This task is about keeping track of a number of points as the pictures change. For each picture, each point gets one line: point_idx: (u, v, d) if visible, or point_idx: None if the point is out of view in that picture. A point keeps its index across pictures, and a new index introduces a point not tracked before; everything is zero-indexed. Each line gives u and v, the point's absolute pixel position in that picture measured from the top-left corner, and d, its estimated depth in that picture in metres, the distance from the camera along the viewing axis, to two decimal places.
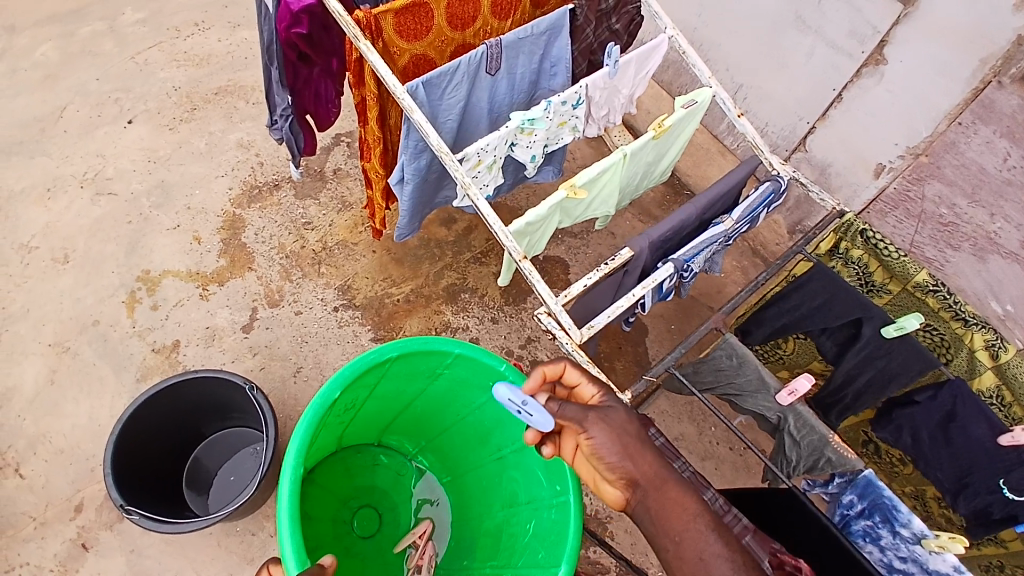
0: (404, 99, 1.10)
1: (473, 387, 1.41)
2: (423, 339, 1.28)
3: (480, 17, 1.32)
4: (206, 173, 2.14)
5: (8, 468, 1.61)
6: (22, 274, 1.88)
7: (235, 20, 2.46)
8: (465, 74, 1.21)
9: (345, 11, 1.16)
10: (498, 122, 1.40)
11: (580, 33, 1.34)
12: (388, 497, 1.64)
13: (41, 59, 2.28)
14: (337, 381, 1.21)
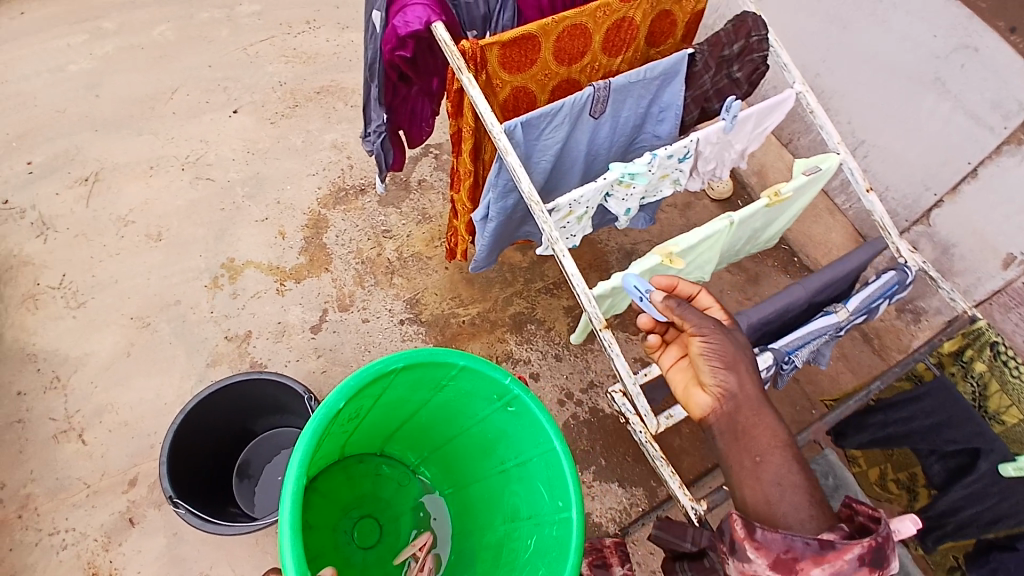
0: (499, 140, 1.05)
1: (476, 398, 1.34)
2: (431, 350, 1.20)
3: (589, 54, 1.29)
4: (299, 170, 2.20)
5: (73, 432, 1.66)
6: (116, 245, 1.96)
7: (343, 22, 2.55)
8: (568, 115, 1.15)
9: (452, 40, 1.12)
10: (593, 166, 1.34)
11: (696, 79, 1.26)
12: (390, 507, 1.57)
13: (159, 38, 2.39)
14: (342, 391, 1.12)
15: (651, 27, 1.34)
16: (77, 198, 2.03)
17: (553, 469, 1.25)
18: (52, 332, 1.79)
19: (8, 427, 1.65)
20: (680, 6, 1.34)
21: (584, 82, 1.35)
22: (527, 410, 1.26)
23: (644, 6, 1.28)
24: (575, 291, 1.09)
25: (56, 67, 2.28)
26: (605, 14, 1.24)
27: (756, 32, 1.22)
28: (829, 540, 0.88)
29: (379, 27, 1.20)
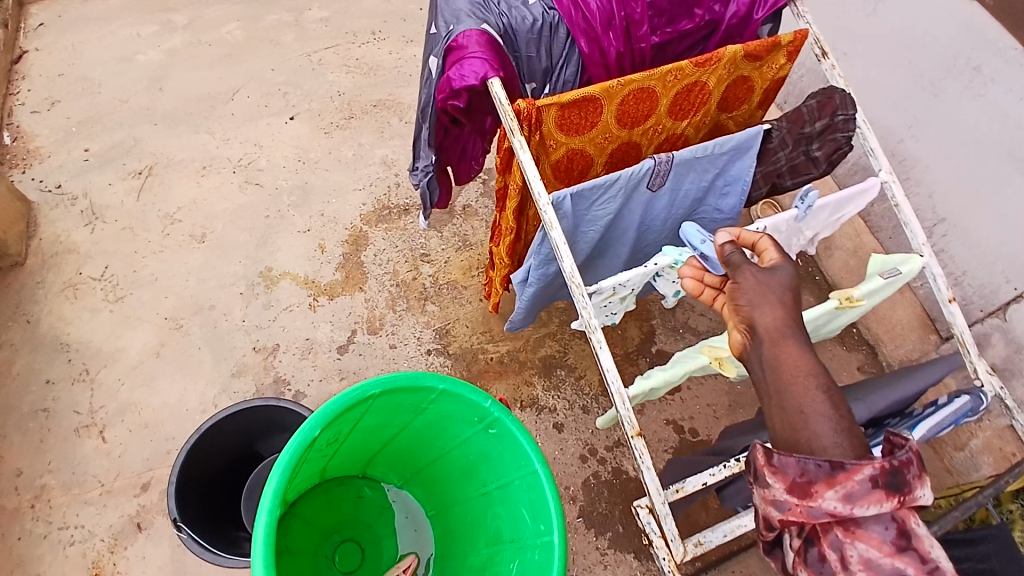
0: (545, 212, 1.01)
1: (457, 421, 1.30)
2: (410, 374, 1.16)
3: (654, 117, 1.27)
4: (346, 183, 2.19)
5: (95, 428, 1.67)
6: (160, 243, 1.98)
7: (408, 35, 2.54)
8: (622, 189, 1.12)
9: (507, 99, 1.11)
10: (646, 237, 1.30)
11: (769, 155, 1.25)
12: (371, 530, 1.54)
13: (227, 37, 2.42)
14: (317, 418, 1.08)
15: (726, 92, 1.31)
16: (129, 190, 2.06)
17: (536, 491, 1.21)
18: (88, 324, 1.82)
19: (33, 415, 1.68)
20: (760, 71, 1.30)
21: (645, 143, 1.33)
22: (508, 433, 1.22)
23: (720, 71, 1.25)
24: (609, 389, 1.00)
25: (125, 57, 2.32)
26: (676, 79, 1.21)
27: (842, 111, 1.17)
28: (842, 460, 0.73)
29: (436, 73, 1.22)
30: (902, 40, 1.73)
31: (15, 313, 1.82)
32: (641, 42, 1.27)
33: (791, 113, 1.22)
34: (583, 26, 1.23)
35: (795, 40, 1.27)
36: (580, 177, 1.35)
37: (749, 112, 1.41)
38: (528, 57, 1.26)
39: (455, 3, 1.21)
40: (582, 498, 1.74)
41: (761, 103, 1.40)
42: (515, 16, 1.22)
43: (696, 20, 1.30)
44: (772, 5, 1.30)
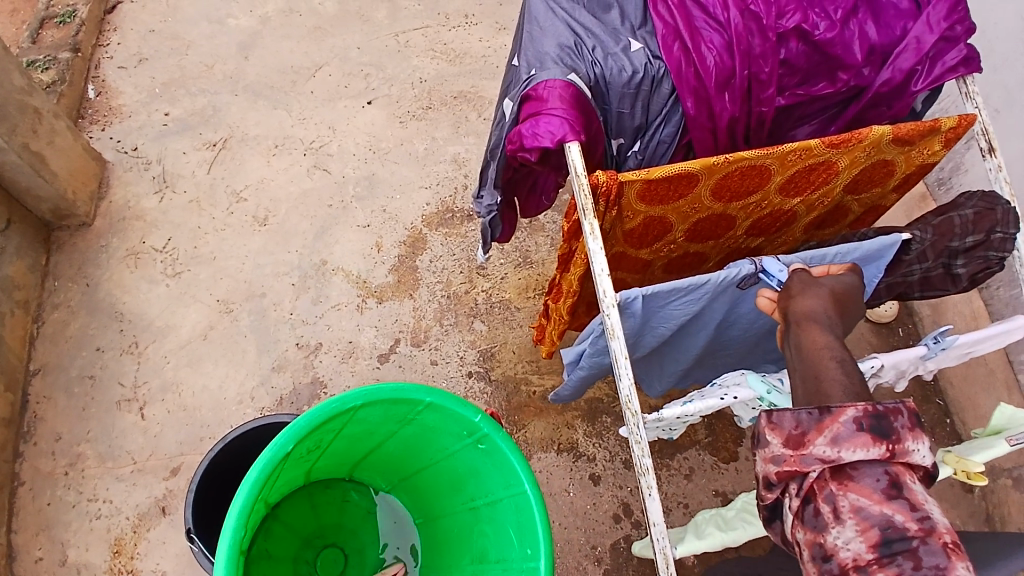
0: (610, 317, 0.92)
1: (445, 433, 1.16)
2: (396, 387, 1.03)
3: (760, 193, 1.11)
4: (414, 180, 2.11)
5: (136, 402, 1.72)
6: (223, 221, 1.98)
7: (502, 23, 2.39)
8: (708, 291, 1.03)
9: (585, 168, 0.98)
10: (729, 332, 1.20)
11: (901, 266, 1.13)
12: (356, 538, 1.38)
13: (319, 8, 2.35)
14: (292, 433, 0.97)
15: (857, 173, 1.14)
16: (202, 161, 2.07)
17: (523, 512, 1.08)
18: (144, 295, 1.85)
19: (80, 381, 1.73)
20: (905, 155, 1.12)
21: (740, 216, 1.17)
22: (498, 451, 1.08)
23: (856, 153, 1.07)
24: (654, 544, 0.89)
25: (217, 19, 2.30)
26: (799, 158, 1.04)
27: (1002, 227, 1.07)
28: (827, 405, 0.80)
29: (509, 118, 1.09)
30: None
31: (76, 274, 1.86)
32: (762, 105, 1.10)
33: (941, 220, 1.10)
34: (694, 84, 1.06)
35: (957, 126, 1.08)
36: (655, 242, 1.19)
37: (878, 193, 1.23)
38: (619, 111, 1.11)
39: (542, 43, 1.08)
40: (608, 563, 1.66)
41: (898, 186, 1.22)
42: (611, 66, 1.07)
43: (837, 85, 1.12)
44: (936, 79, 1.08)
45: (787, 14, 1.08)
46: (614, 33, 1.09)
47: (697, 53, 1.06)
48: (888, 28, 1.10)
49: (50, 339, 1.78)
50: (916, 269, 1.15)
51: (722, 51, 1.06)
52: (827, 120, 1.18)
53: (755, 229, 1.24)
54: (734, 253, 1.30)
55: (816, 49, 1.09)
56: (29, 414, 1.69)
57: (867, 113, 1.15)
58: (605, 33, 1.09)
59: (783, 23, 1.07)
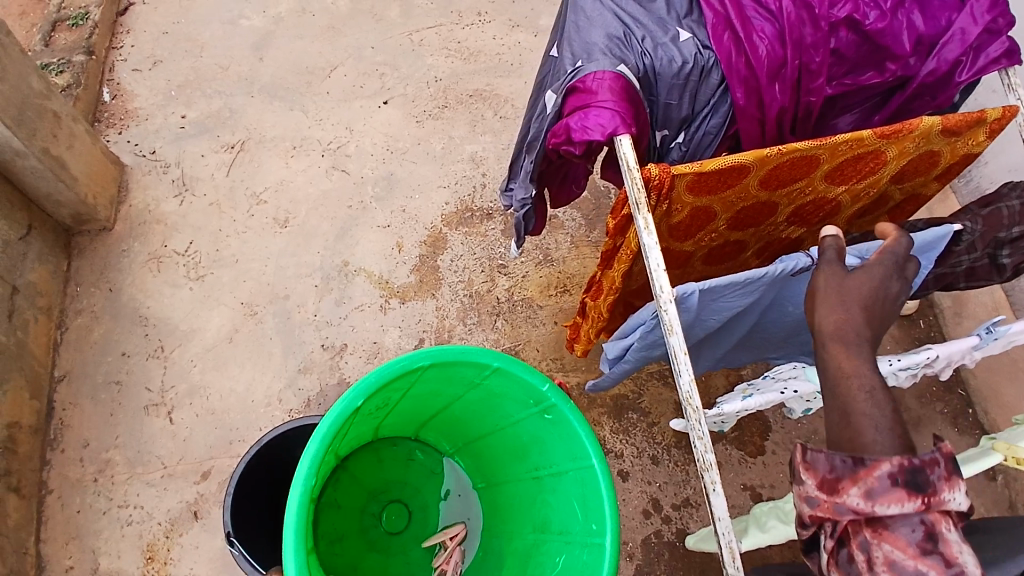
0: (667, 313, 0.96)
1: (509, 401, 1.18)
2: (460, 350, 1.05)
3: (805, 180, 1.16)
4: (432, 180, 2.11)
5: (163, 407, 1.72)
6: (244, 224, 1.99)
7: (515, 20, 2.39)
8: (761, 286, 1.06)
9: (637, 162, 1.01)
10: (773, 318, 1.22)
11: (952, 257, 1.25)
12: (421, 495, 1.41)
13: (332, 7, 2.35)
14: (361, 389, 1.00)
15: (903, 163, 1.19)
16: (220, 164, 2.07)
17: (587, 486, 1.09)
18: (168, 299, 1.85)
19: (106, 386, 1.74)
20: (951, 144, 1.17)
21: (783, 203, 1.22)
22: (565, 422, 1.09)
23: (904, 143, 1.12)
24: (720, 539, 0.91)
25: (229, 20, 2.29)
26: (848, 149, 1.09)
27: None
28: (863, 456, 0.75)
29: (552, 111, 1.10)
30: None
31: (98, 280, 1.87)
32: (812, 94, 1.13)
33: (988, 211, 1.20)
34: (744, 74, 1.09)
35: (1001, 118, 1.12)
36: (699, 233, 1.24)
37: (919, 181, 1.28)
38: (666, 103, 1.13)
39: (590, 34, 1.09)
40: (640, 556, 1.68)
41: (939, 175, 1.27)
42: (661, 57, 1.08)
43: (885, 75, 1.15)
44: (981, 69, 1.11)
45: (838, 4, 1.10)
46: (662, 23, 1.10)
47: (749, 42, 1.09)
48: (933, 19, 1.12)
49: (74, 345, 1.78)
50: (963, 261, 1.27)
51: (774, 41, 1.09)
52: (871, 109, 1.22)
53: (796, 215, 1.29)
54: (771, 240, 1.37)
55: (866, 39, 1.12)
56: (55, 421, 1.70)
57: (912, 102, 1.18)
58: (653, 23, 1.10)
59: (834, 13, 1.10)
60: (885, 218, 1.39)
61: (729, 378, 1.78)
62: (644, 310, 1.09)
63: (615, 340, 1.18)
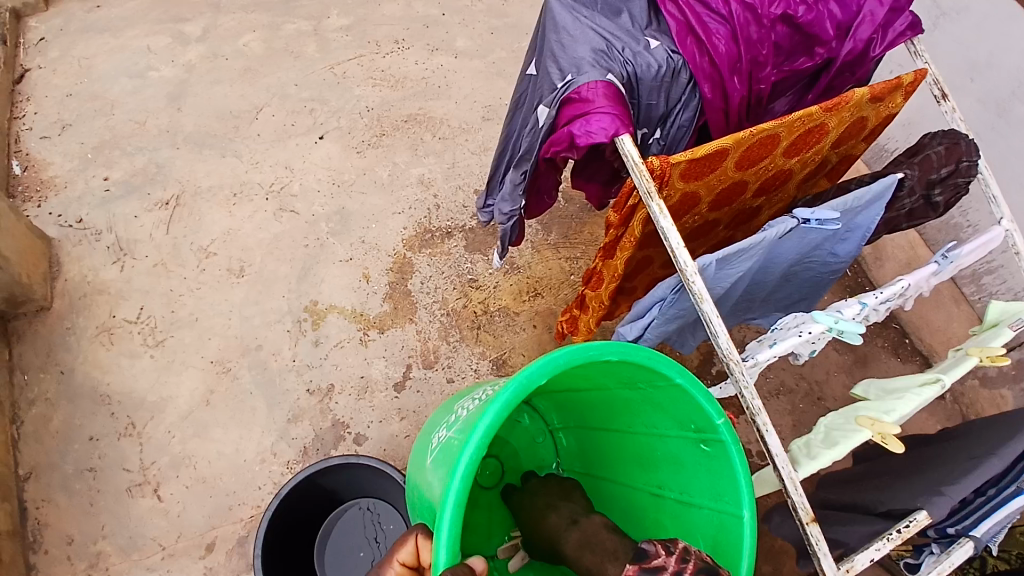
0: (695, 283, 1.02)
1: (664, 414, 1.10)
2: (650, 354, 0.96)
3: (769, 158, 1.23)
4: (385, 207, 2.09)
5: (148, 486, 1.65)
6: (196, 279, 1.89)
7: (434, 44, 2.40)
8: (759, 250, 1.13)
9: (639, 154, 1.06)
10: (764, 276, 1.28)
11: (896, 203, 1.28)
12: (519, 457, 1.38)
13: (245, 49, 2.29)
14: (545, 367, 0.93)
15: (842, 130, 1.28)
16: (157, 222, 1.96)
17: (726, 533, 1.03)
18: (127, 371, 1.76)
19: (79, 476, 1.64)
20: (876, 109, 1.27)
21: (751, 180, 1.28)
22: (724, 458, 1.02)
23: (842, 113, 1.22)
24: (780, 472, 1.00)
25: (137, 73, 2.19)
26: (803, 124, 1.17)
27: (968, 157, 1.23)
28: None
29: (547, 122, 1.15)
30: (969, 58, 1.82)
31: (45, 363, 1.75)
32: (762, 83, 1.24)
33: (920, 158, 1.26)
34: (709, 71, 1.18)
35: (914, 81, 1.25)
36: (684, 215, 1.29)
37: (849, 144, 1.37)
38: (648, 104, 1.21)
39: (575, 49, 1.14)
40: None
41: (866, 137, 1.38)
42: (640, 64, 1.15)
43: (815, 59, 1.25)
44: (891, 42, 1.24)
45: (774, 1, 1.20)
46: (632, 35, 1.17)
47: (710, 43, 1.17)
48: (847, 6, 1.23)
49: (33, 437, 1.67)
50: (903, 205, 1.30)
51: (728, 40, 1.18)
52: (802, 89, 1.33)
53: (760, 189, 1.35)
54: (739, 214, 1.42)
55: (797, 29, 1.22)
56: (31, 522, 1.59)
57: (837, 79, 1.30)
58: (626, 35, 1.17)
59: (773, 10, 1.19)
60: (823, 180, 1.48)
61: (705, 348, 1.89)
62: (662, 286, 1.16)
63: (630, 322, 1.24)
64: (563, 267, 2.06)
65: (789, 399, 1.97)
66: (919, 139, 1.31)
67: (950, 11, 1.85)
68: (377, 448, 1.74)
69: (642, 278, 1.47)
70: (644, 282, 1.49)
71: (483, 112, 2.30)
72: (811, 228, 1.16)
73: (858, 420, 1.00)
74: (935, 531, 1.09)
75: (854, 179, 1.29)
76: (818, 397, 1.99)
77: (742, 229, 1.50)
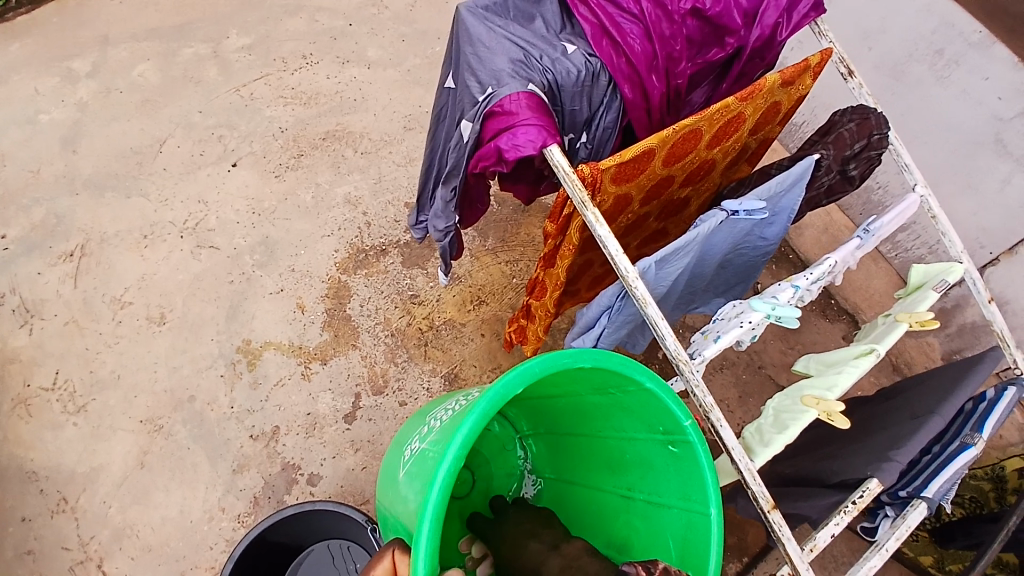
0: (639, 289, 0.98)
1: (632, 417, 1.07)
2: (621, 359, 0.92)
3: (693, 151, 1.21)
4: (312, 231, 1.99)
5: (92, 562, 1.52)
6: (114, 333, 1.75)
7: (344, 56, 2.30)
8: (695, 245, 1.11)
9: (568, 163, 1.03)
10: (701, 268, 1.27)
11: (815, 182, 1.27)
12: (487, 465, 1.34)
13: (139, 80, 2.14)
14: (521, 375, 0.88)
15: (758, 117, 1.29)
16: (64, 277, 1.81)
17: (695, 533, 1.00)
18: (51, 444, 1.62)
19: (18, 560, 1.51)
20: (788, 92, 1.28)
21: (677, 174, 1.26)
22: (692, 461, 0.99)
23: (757, 101, 1.22)
24: (738, 464, 0.97)
25: (25, 118, 2.02)
26: (722, 116, 1.17)
27: (878, 130, 1.24)
28: None
29: (472, 138, 1.10)
30: (860, 26, 1.88)
31: None
32: (679, 78, 1.22)
33: (833, 137, 1.27)
34: (627, 72, 1.16)
35: (821, 61, 1.27)
36: (618, 215, 1.26)
37: (766, 129, 1.37)
38: (572, 110, 1.19)
39: (493, 61, 1.09)
40: None
41: (780, 120, 1.38)
42: (560, 71, 1.13)
43: (726, 49, 1.25)
44: (797, 25, 1.24)
45: None
46: (547, 40, 1.14)
47: (625, 44, 1.15)
48: None
49: None
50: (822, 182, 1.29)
51: (643, 39, 1.16)
52: (717, 78, 1.32)
53: (687, 180, 1.32)
54: (669, 205, 1.39)
55: (707, 22, 1.21)
56: None
57: (749, 65, 1.29)
58: (541, 42, 1.13)
59: (682, 4, 1.18)
60: (745, 166, 1.47)
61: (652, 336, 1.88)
62: (608, 290, 1.12)
63: (582, 336, 1.22)
64: (504, 271, 2.01)
65: (734, 371, 1.94)
66: (831, 118, 1.32)
67: None
68: (334, 486, 1.65)
69: (584, 278, 1.43)
70: (586, 281, 1.45)
71: (404, 121, 2.22)
72: (740, 219, 1.15)
73: (803, 399, 0.99)
74: (888, 496, 1.07)
75: (777, 161, 1.29)
76: (759, 365, 1.96)
77: (673, 221, 1.49)
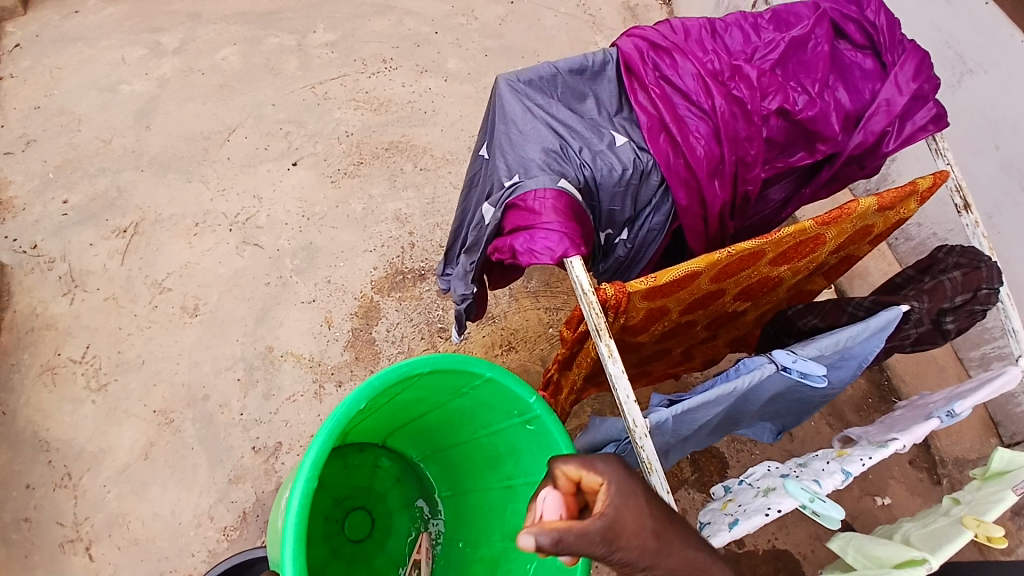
0: (642, 450, 0.87)
1: (494, 412, 1.09)
2: (460, 357, 0.97)
3: (752, 268, 1.08)
4: (355, 243, 1.96)
5: (80, 543, 1.55)
6: (147, 317, 1.79)
7: (422, 64, 2.25)
8: (732, 395, 1.00)
9: (591, 285, 0.94)
10: (742, 405, 1.14)
11: (900, 334, 1.11)
12: (384, 501, 1.34)
13: (222, 63, 2.16)
14: (361, 393, 0.93)
15: (841, 240, 1.14)
16: (113, 252, 1.86)
17: None
18: (69, 417, 1.66)
19: (16, 525, 1.56)
20: (884, 216, 1.12)
21: (731, 288, 1.13)
22: (547, 434, 1.00)
23: (843, 224, 1.07)
24: None
25: (108, 87, 2.08)
26: (793, 239, 1.04)
27: (988, 285, 1.07)
28: None
29: (492, 224, 1.05)
30: (993, 122, 1.62)
31: None
32: (749, 183, 1.10)
33: (930, 287, 1.09)
34: (684, 175, 1.06)
35: (934, 184, 1.09)
36: (651, 325, 1.14)
37: (852, 248, 1.21)
38: (611, 208, 1.09)
39: (525, 148, 1.05)
40: None
41: (872, 240, 1.21)
42: (600, 166, 1.05)
43: (815, 155, 1.12)
44: (907, 137, 1.09)
45: (769, 93, 1.07)
46: (594, 128, 1.07)
47: (686, 143, 1.05)
48: (857, 93, 1.11)
49: None
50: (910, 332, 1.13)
51: (710, 139, 1.05)
52: (802, 180, 1.19)
53: (743, 294, 1.19)
54: (720, 315, 1.25)
55: (794, 124, 1.09)
56: None
57: (843, 170, 1.16)
58: (586, 130, 1.07)
59: (765, 104, 1.06)
60: (821, 281, 1.31)
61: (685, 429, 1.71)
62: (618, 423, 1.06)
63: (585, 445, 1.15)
64: (541, 318, 1.92)
65: None
66: (935, 252, 1.18)
67: (978, 68, 1.62)
68: None
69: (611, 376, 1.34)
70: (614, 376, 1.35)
71: (469, 142, 2.15)
72: (792, 376, 1.03)
73: None
74: None
75: (866, 299, 1.11)
76: None
77: (725, 328, 1.34)
